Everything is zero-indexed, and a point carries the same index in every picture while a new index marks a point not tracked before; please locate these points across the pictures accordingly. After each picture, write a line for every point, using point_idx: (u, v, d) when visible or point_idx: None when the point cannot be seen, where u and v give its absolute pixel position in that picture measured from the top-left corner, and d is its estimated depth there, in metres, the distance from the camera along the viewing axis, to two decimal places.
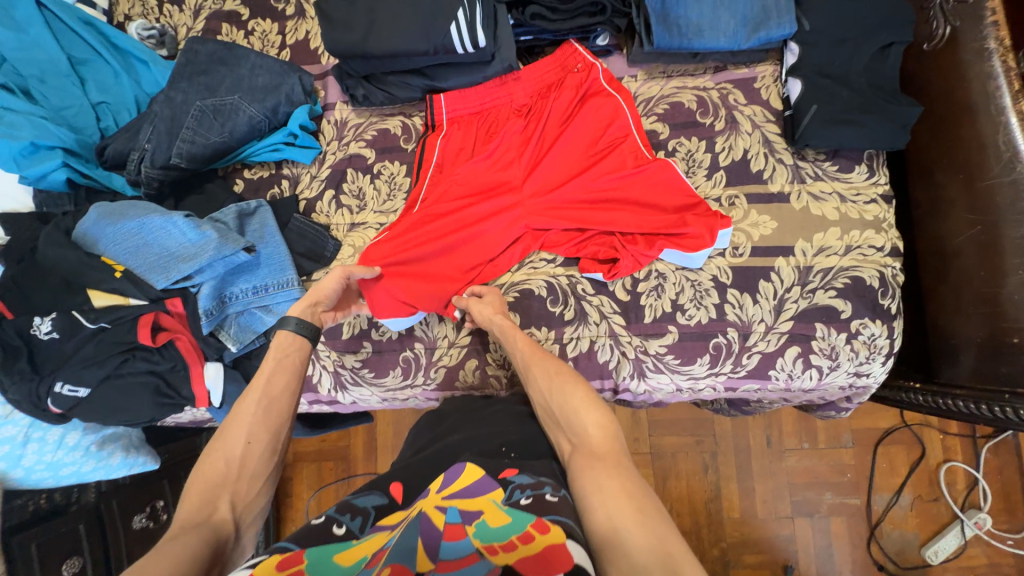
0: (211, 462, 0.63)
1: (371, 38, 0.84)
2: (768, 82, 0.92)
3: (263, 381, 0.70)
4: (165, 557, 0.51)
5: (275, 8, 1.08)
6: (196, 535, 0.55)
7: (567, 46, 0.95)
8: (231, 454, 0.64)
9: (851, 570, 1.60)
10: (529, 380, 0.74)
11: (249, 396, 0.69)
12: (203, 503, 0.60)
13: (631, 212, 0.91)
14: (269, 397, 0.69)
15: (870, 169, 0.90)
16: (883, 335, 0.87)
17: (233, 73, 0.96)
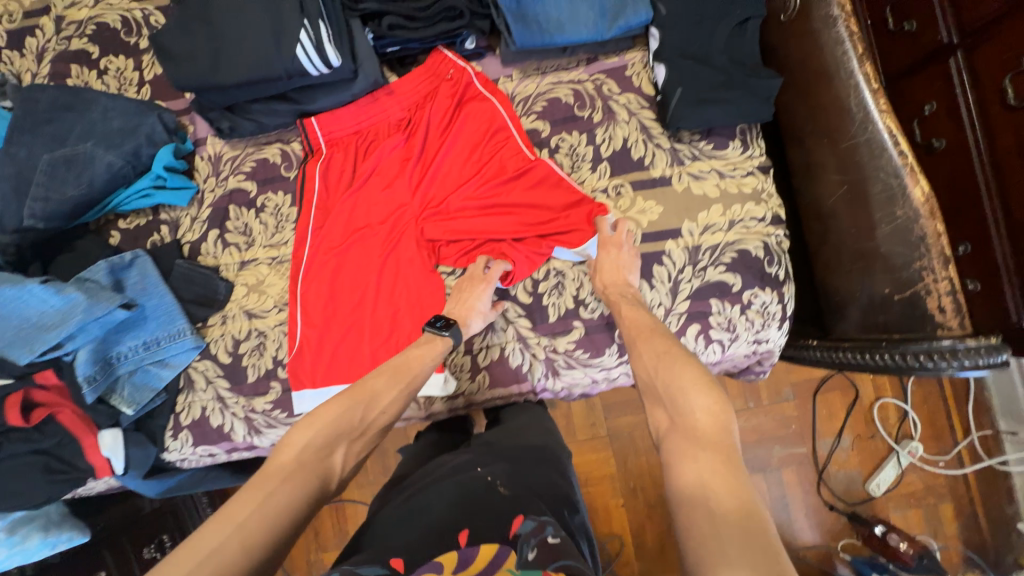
0: (320, 424, 0.70)
1: (218, 69, 0.80)
2: (638, 69, 0.93)
3: (407, 369, 0.80)
4: (279, 497, 0.59)
5: (127, 43, 1.00)
6: (302, 478, 0.63)
7: (436, 53, 0.92)
8: (363, 413, 0.74)
9: (806, 515, 1.68)
10: (637, 350, 0.75)
11: (394, 377, 0.79)
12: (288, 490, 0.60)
13: (517, 216, 0.90)
14: (410, 381, 0.79)
15: (744, 143, 0.92)
16: (775, 301, 0.91)
17: (84, 118, 0.89)
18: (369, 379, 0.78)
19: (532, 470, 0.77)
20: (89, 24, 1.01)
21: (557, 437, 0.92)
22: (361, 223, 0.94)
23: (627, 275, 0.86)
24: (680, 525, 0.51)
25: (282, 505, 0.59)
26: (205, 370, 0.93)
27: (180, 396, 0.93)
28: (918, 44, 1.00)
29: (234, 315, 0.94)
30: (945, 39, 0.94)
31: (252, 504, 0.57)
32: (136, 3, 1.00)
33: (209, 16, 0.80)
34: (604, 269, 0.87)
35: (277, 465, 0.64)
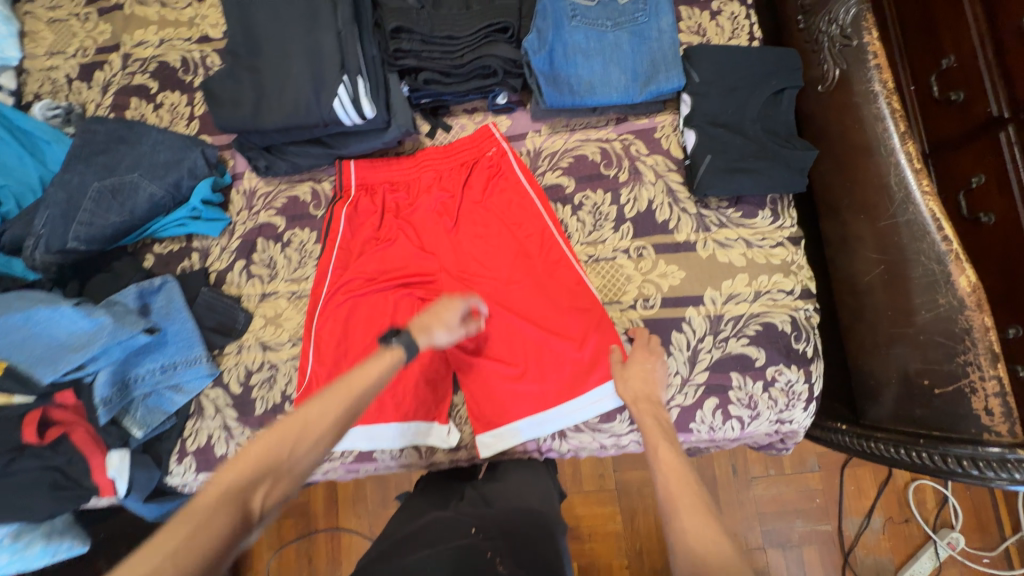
0: (256, 451, 0.59)
1: (260, 115, 0.83)
2: (667, 132, 0.93)
3: (349, 395, 0.66)
4: (203, 542, 0.51)
5: (183, 80, 1.07)
6: (230, 514, 0.54)
7: (484, 128, 0.95)
8: (296, 450, 0.61)
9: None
10: (674, 515, 0.58)
11: (336, 397, 0.65)
12: (250, 483, 0.57)
13: (543, 310, 0.89)
14: (354, 403, 0.66)
15: (774, 214, 0.89)
16: (801, 380, 0.86)
17: (134, 150, 0.95)
18: (303, 409, 0.63)
19: (527, 545, 0.69)
20: (152, 62, 1.08)
21: (552, 507, 0.83)
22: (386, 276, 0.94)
23: (651, 388, 0.78)
24: None
25: (205, 542, 0.51)
26: (215, 399, 0.95)
27: (189, 422, 0.94)
28: (966, 117, 0.93)
29: (250, 345, 0.96)
30: (996, 112, 0.88)
31: (181, 537, 0.50)
32: (196, 45, 1.08)
33: (256, 64, 0.83)
34: (630, 379, 0.80)
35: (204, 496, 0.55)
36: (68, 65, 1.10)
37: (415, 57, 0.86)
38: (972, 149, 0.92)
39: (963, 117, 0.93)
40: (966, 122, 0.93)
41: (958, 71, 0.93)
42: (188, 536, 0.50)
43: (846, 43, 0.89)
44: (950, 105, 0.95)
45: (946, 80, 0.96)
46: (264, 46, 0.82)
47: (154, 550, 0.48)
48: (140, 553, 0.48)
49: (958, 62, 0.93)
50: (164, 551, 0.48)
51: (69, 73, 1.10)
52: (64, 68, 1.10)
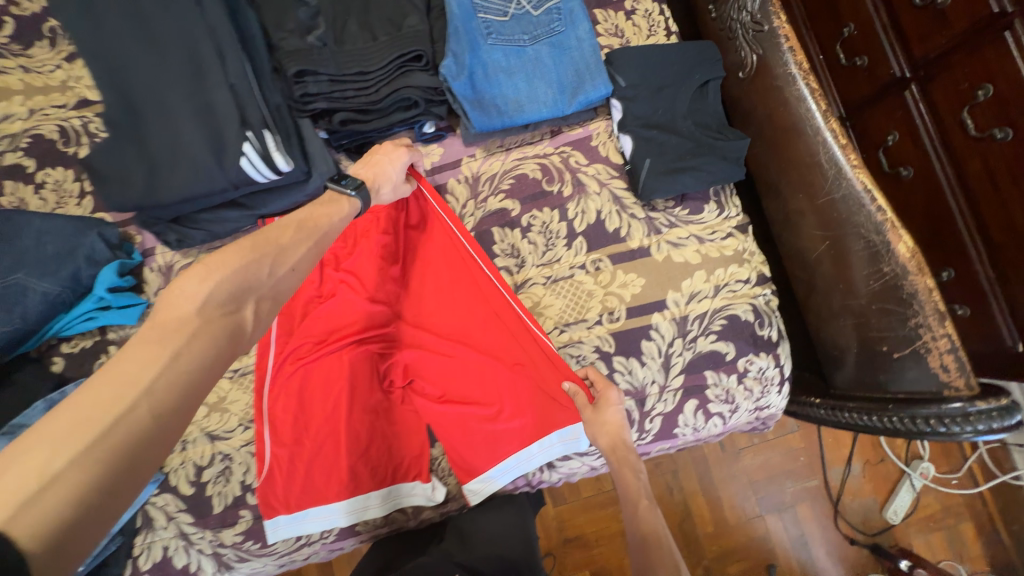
0: (231, 262, 0.55)
1: (156, 189, 0.73)
2: (603, 138, 0.91)
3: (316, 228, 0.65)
4: (183, 367, 0.45)
5: (65, 153, 0.95)
6: (217, 335, 0.50)
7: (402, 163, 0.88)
8: (271, 268, 0.58)
9: (827, 551, 1.62)
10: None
11: (305, 235, 0.63)
12: (229, 296, 0.53)
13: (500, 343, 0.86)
14: (320, 243, 0.65)
15: (719, 205, 0.90)
16: (771, 365, 0.87)
17: (13, 246, 0.82)
18: (274, 230, 0.61)
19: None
20: (24, 138, 0.95)
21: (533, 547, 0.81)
22: (335, 336, 0.89)
23: (623, 429, 0.78)
24: None
25: (183, 369, 0.45)
26: (165, 506, 0.84)
27: (138, 537, 0.84)
28: (873, 78, 0.98)
29: (195, 439, 0.86)
30: (898, 74, 0.93)
31: (150, 367, 0.43)
32: (75, 111, 0.96)
33: (141, 135, 0.73)
34: (607, 423, 0.77)
35: (165, 314, 0.48)
36: None
37: (326, 99, 0.79)
38: (883, 109, 0.98)
39: (871, 80, 0.98)
40: (874, 84, 0.98)
41: (859, 38, 0.98)
42: (162, 369, 0.44)
43: (758, 29, 0.90)
44: (858, 70, 1.01)
45: (850, 47, 1.01)
46: (144, 112, 0.72)
47: (119, 397, 0.41)
48: (88, 403, 0.40)
49: (858, 30, 0.98)
50: (140, 387, 0.42)
51: None
52: None
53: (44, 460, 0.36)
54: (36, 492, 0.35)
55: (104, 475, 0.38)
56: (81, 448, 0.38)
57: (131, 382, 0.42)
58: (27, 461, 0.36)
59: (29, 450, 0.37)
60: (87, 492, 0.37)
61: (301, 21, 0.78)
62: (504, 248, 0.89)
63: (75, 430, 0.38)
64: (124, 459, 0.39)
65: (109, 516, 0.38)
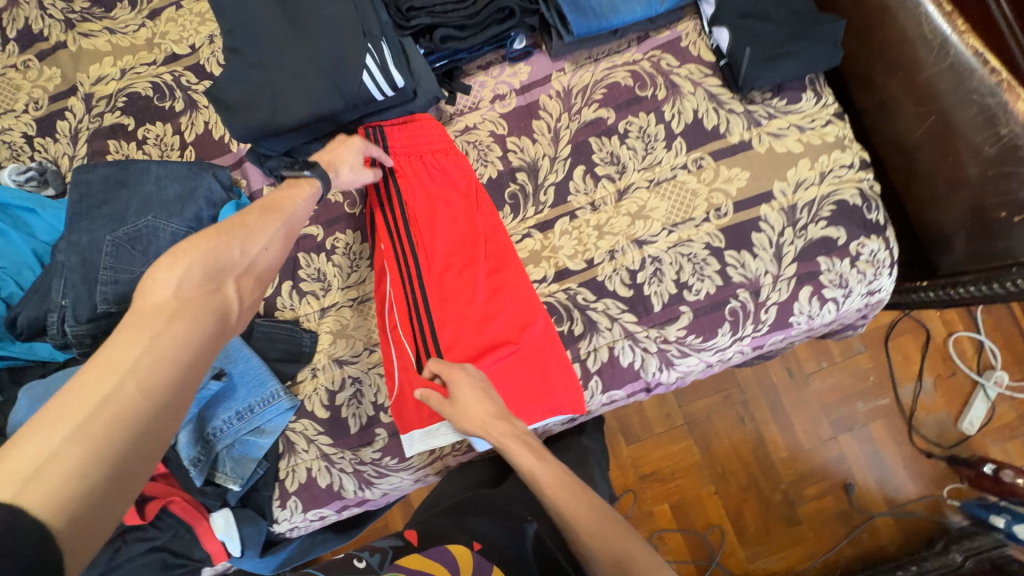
0: (196, 249, 0.58)
1: (280, 112, 0.76)
2: (693, 38, 0.91)
3: (280, 209, 0.69)
4: (165, 346, 0.50)
5: (161, 108, 0.97)
6: (203, 312, 0.54)
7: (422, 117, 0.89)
8: (244, 248, 0.62)
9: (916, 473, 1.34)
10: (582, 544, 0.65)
11: (268, 216, 0.67)
12: (205, 278, 0.57)
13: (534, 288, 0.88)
14: (287, 223, 0.69)
15: (816, 94, 0.89)
16: (883, 247, 0.86)
17: (138, 192, 0.85)
18: (240, 216, 0.64)
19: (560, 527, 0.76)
20: (120, 97, 0.97)
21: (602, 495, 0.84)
22: None
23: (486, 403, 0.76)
24: None
25: (167, 347, 0.50)
26: (305, 430, 0.88)
27: (281, 462, 0.88)
28: None
29: (324, 365, 0.90)
30: None
31: (137, 347, 0.48)
32: (164, 67, 0.98)
33: (261, 61, 0.76)
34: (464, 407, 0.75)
35: (146, 301, 0.52)
36: (22, 123, 0.98)
37: (429, 13, 0.82)
38: None
39: None
40: None
41: None
42: (144, 350, 0.48)
43: None
44: None
45: None
46: (264, 39, 0.76)
47: (104, 381, 0.45)
48: (79, 391, 0.44)
49: None
50: (126, 367, 0.46)
51: (26, 132, 0.98)
52: (18, 127, 0.98)
53: (37, 446, 0.41)
54: (32, 475, 0.39)
55: (110, 446, 0.43)
56: (70, 431, 0.42)
57: (119, 363, 0.47)
58: (26, 448, 0.40)
59: (36, 432, 0.41)
60: (98, 465, 0.42)
61: None
62: (603, 156, 0.90)
63: (69, 414, 0.42)
64: (124, 432, 0.44)
65: (128, 482, 0.43)
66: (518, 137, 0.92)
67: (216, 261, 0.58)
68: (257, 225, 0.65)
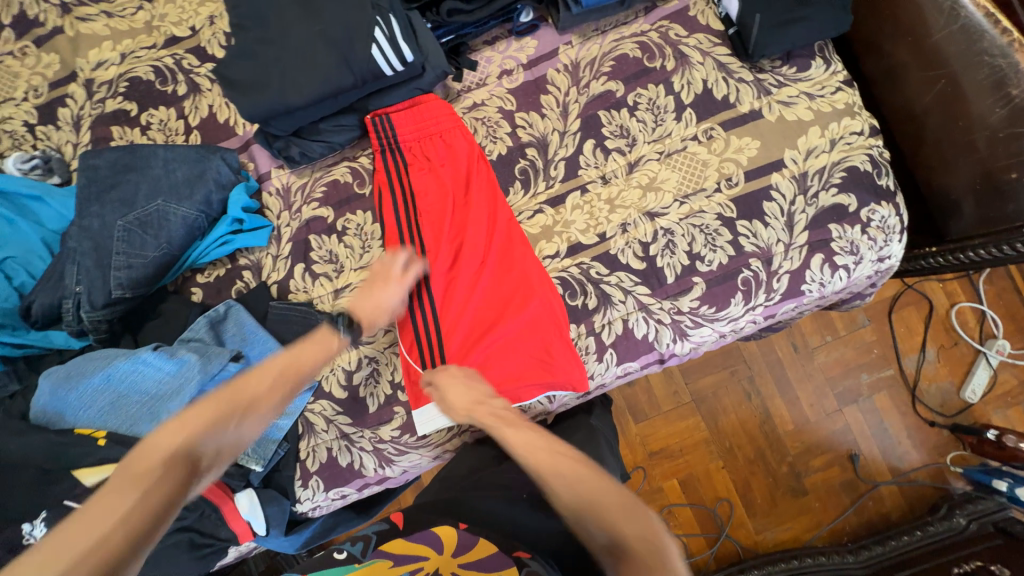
0: (201, 417, 0.60)
1: (289, 89, 0.75)
2: (701, 7, 0.90)
3: (293, 373, 0.69)
4: (134, 519, 0.52)
5: (164, 92, 0.95)
6: (179, 474, 0.56)
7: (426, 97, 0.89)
8: (238, 426, 0.62)
9: (919, 444, 1.36)
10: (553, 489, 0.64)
11: (280, 380, 0.67)
12: (191, 442, 0.58)
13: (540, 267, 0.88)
14: (295, 386, 0.69)
15: (826, 60, 0.89)
16: (893, 213, 0.87)
17: (146, 176, 0.84)
18: (245, 380, 0.65)
19: None
20: (121, 82, 0.96)
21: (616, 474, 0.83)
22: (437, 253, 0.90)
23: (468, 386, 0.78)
24: None
25: (139, 520, 0.52)
26: (323, 410, 0.89)
27: (302, 443, 0.89)
28: None
29: (340, 346, 0.89)
30: None
31: (114, 511, 0.52)
32: (165, 50, 0.96)
33: (268, 36, 0.76)
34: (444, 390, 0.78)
35: (142, 465, 0.55)
36: (23, 111, 0.96)
37: None
38: None
39: None
40: None
41: None
42: (119, 518, 0.52)
43: None
44: None
45: None
46: (272, 16, 0.76)
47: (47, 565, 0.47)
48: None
49: None
50: (99, 534, 0.50)
51: (27, 120, 0.96)
52: (18, 116, 0.96)
53: None
54: None
55: None
56: None
57: (93, 531, 0.50)
58: None
59: None
60: None
61: None
62: (613, 129, 0.90)
63: None
64: None
65: None
66: (526, 113, 0.91)
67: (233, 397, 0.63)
68: (261, 379, 0.66)
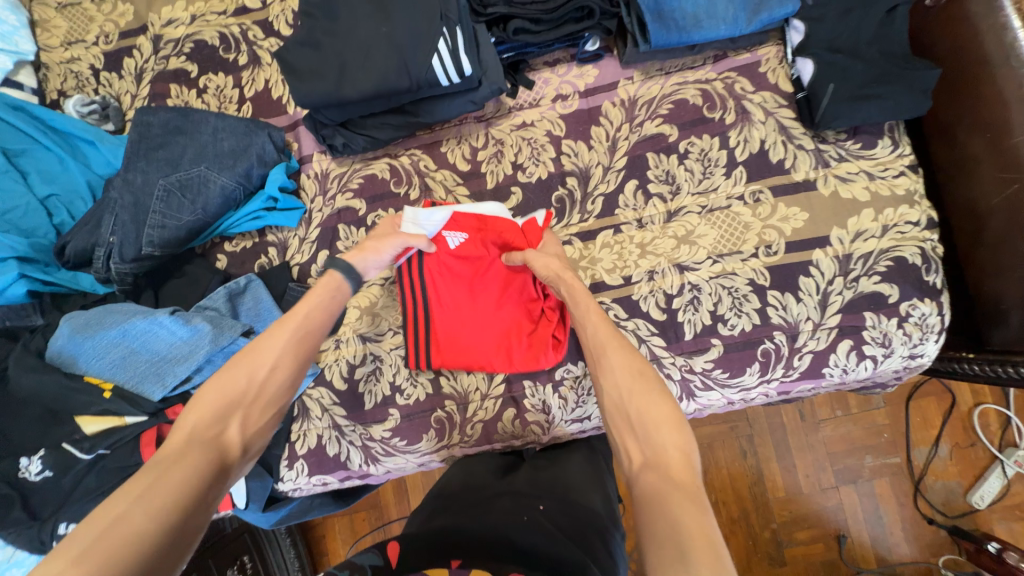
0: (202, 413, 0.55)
1: (346, 84, 0.76)
2: (773, 65, 0.86)
3: (258, 359, 0.61)
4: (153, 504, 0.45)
5: (226, 59, 0.97)
6: (204, 458, 0.51)
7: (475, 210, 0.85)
8: (239, 417, 0.57)
9: (914, 541, 1.30)
10: (603, 360, 0.61)
11: (251, 361, 0.60)
12: (210, 423, 0.55)
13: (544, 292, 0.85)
14: (276, 361, 0.62)
15: (894, 141, 0.85)
16: (934, 312, 0.83)
17: (194, 141, 0.85)
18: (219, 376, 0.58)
19: (571, 521, 0.66)
20: (187, 42, 0.98)
21: (614, 507, 0.76)
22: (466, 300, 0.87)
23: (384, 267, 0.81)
24: (640, 511, 0.47)
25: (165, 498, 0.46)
26: (320, 398, 0.90)
27: (294, 425, 0.90)
28: None
29: (347, 338, 0.91)
30: None
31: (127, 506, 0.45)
32: (234, 18, 0.98)
33: (335, 29, 0.77)
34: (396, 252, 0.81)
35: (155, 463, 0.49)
36: (91, 55, 1.00)
37: (506, 2, 0.80)
38: None
39: None
40: None
41: None
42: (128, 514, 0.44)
43: None
44: None
45: None
46: (342, 10, 0.77)
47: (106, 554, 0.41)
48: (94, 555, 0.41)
49: None
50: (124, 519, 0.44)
51: (94, 64, 0.99)
52: (87, 59, 1.00)
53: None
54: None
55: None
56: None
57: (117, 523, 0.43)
58: None
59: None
60: None
61: None
62: (658, 174, 0.87)
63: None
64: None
65: None
66: (573, 141, 0.90)
67: (227, 393, 0.56)
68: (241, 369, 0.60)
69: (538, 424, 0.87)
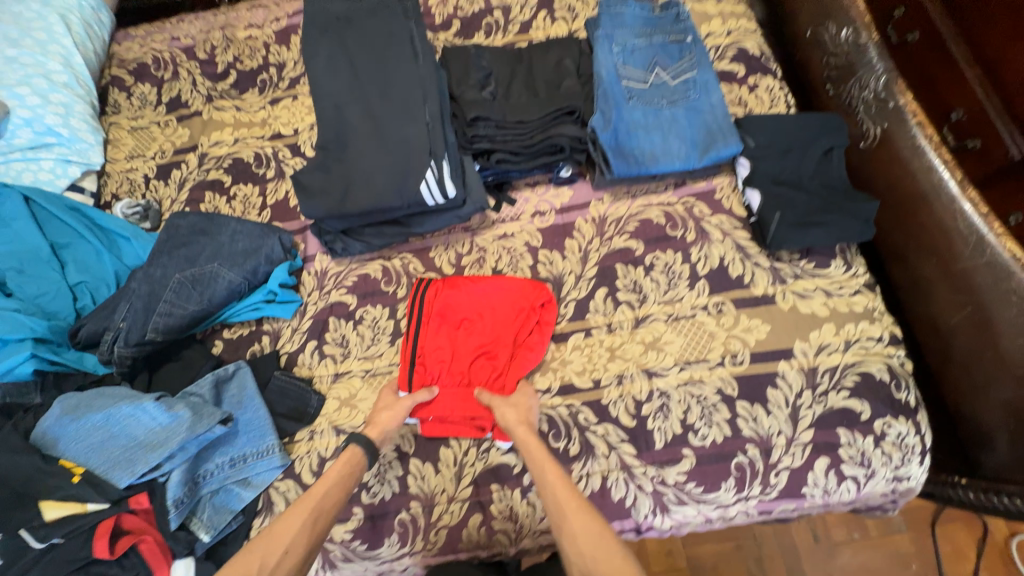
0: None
1: (348, 201, 0.87)
2: (727, 192, 0.97)
3: (308, 503, 0.75)
4: None
5: (256, 173, 1.14)
6: None
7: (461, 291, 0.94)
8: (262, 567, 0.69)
9: None
10: (569, 530, 0.68)
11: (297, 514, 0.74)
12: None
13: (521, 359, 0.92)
14: (313, 514, 0.75)
15: (847, 262, 0.91)
16: (911, 432, 0.81)
17: (213, 241, 0.97)
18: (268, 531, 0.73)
19: None
20: (227, 159, 1.16)
21: None
22: (453, 339, 0.94)
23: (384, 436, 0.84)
24: None
25: None
26: (286, 491, 0.88)
27: (256, 519, 0.87)
28: None
29: (323, 430, 0.92)
30: None
31: None
32: (269, 142, 1.17)
33: (344, 156, 0.89)
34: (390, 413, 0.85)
35: None
36: (147, 166, 1.18)
37: (490, 140, 0.93)
38: None
39: None
40: None
41: None
42: None
43: (882, 104, 0.96)
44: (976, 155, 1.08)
45: None
46: (351, 141, 0.89)
47: None
48: None
49: None
50: None
51: (147, 173, 1.18)
52: (142, 169, 1.18)
53: None
54: None
55: None
56: None
57: None
58: None
59: None
60: None
61: (478, 80, 0.96)
62: (626, 283, 0.94)
63: None
64: None
65: None
66: (549, 251, 0.99)
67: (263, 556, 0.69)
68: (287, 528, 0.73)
69: (505, 534, 0.83)
